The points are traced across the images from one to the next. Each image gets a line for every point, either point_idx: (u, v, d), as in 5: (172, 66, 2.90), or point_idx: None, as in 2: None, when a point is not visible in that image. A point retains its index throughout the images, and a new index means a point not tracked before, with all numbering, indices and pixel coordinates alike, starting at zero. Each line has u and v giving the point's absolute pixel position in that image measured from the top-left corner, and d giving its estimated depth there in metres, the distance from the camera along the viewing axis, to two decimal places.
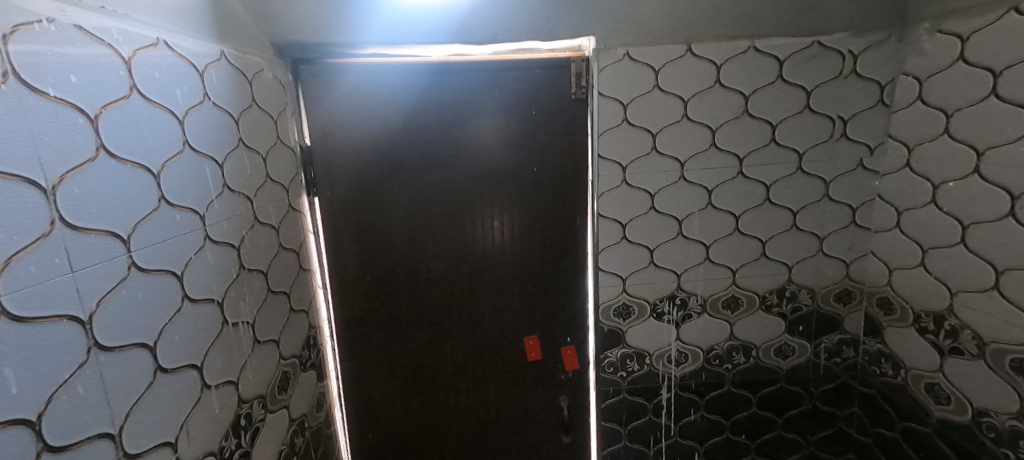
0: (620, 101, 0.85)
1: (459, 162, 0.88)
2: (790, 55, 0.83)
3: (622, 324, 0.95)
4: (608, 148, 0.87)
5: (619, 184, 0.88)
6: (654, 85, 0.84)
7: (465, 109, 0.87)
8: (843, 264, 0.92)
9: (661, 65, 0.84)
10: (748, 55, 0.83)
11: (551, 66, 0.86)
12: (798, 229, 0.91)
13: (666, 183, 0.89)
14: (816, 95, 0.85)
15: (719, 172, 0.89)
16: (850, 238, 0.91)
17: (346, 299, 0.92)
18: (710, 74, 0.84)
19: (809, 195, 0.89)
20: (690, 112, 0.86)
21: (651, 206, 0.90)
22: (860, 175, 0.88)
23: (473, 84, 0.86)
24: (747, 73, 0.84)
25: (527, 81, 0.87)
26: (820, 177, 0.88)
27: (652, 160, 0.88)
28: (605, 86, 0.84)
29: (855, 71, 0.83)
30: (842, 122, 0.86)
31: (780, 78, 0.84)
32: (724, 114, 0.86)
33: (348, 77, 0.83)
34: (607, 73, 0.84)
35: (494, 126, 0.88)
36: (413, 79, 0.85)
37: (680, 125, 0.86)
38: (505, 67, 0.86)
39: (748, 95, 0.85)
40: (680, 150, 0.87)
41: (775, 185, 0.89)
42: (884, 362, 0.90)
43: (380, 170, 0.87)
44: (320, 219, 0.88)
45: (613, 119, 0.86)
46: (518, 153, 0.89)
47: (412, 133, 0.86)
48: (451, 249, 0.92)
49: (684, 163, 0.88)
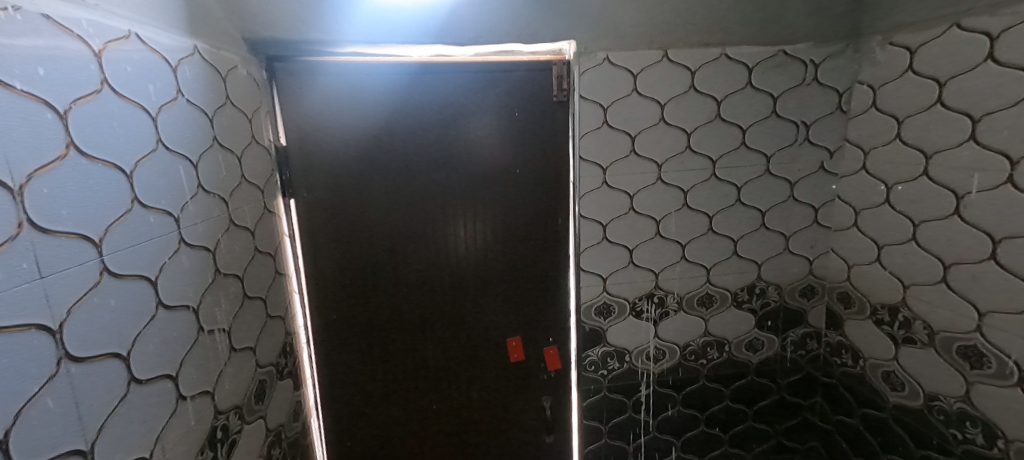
0: (600, 104, 0.87)
1: (441, 164, 0.88)
2: (758, 62, 0.87)
3: (603, 323, 0.97)
4: (588, 151, 0.89)
5: (600, 186, 0.90)
6: (633, 89, 0.87)
7: (447, 111, 0.86)
8: (806, 261, 0.98)
9: (639, 70, 0.86)
10: (720, 62, 0.87)
11: (532, 70, 0.87)
12: (766, 229, 0.96)
13: (644, 185, 0.91)
14: (782, 102, 0.89)
15: (694, 174, 0.92)
16: (813, 237, 0.96)
17: (324, 304, 0.89)
18: (684, 80, 0.87)
19: (776, 196, 0.94)
20: (666, 115, 0.89)
21: (630, 207, 0.92)
22: (821, 177, 0.93)
23: (454, 85, 0.86)
24: (718, 79, 0.88)
25: (508, 83, 0.87)
26: (785, 179, 0.93)
27: (631, 162, 0.90)
28: (585, 90, 0.86)
29: (817, 79, 0.88)
30: (805, 127, 0.91)
31: (749, 85, 0.88)
32: (698, 119, 0.89)
33: (326, 76, 0.81)
34: (588, 76, 0.86)
35: (475, 128, 0.88)
36: (394, 79, 0.83)
37: (658, 128, 0.89)
38: (487, 70, 0.86)
39: (720, 101, 0.89)
40: (657, 152, 0.90)
41: (745, 187, 0.93)
42: (844, 353, 0.96)
43: (359, 172, 0.85)
44: (296, 222, 0.85)
45: (594, 122, 0.88)
46: (499, 156, 0.90)
47: (393, 134, 0.85)
48: (433, 251, 0.91)
49: (661, 165, 0.91)
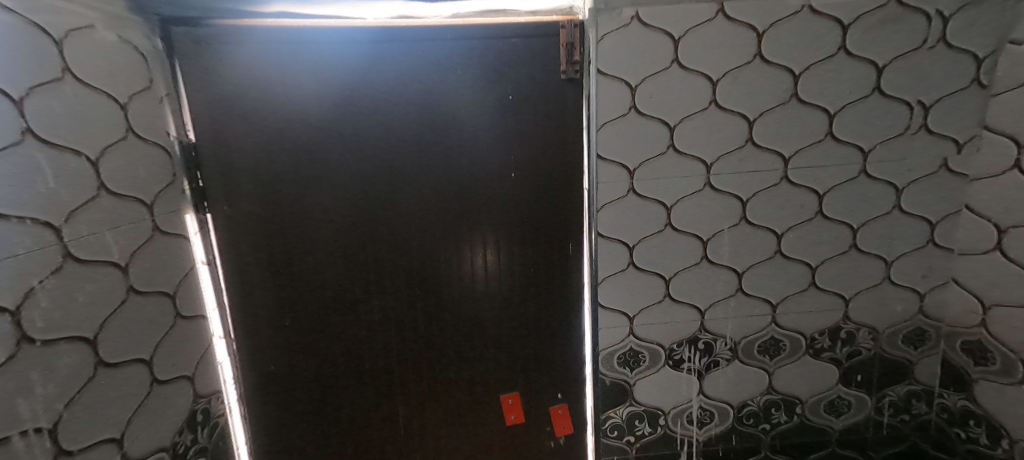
0: (627, 82, 0.63)
1: (411, 166, 0.65)
2: (857, 18, 0.61)
3: (629, 375, 0.73)
4: (610, 147, 0.65)
5: (625, 194, 0.67)
6: (673, 60, 0.63)
7: (417, 94, 0.63)
8: (914, 295, 0.71)
9: (683, 32, 0.62)
10: (801, 18, 0.61)
11: (532, 36, 0.64)
12: (858, 251, 0.70)
13: (686, 193, 0.68)
14: (890, 74, 0.63)
15: (757, 177, 0.67)
16: (926, 263, 0.70)
17: (259, 352, 0.68)
18: (748, 45, 0.62)
19: (873, 207, 0.68)
20: (720, 96, 0.64)
21: (667, 222, 0.68)
22: (941, 179, 0.67)
23: (424, 57, 0.63)
24: (798, 43, 0.62)
25: (499, 55, 0.64)
26: (890, 183, 0.67)
27: (669, 162, 0.66)
28: (605, 61, 0.62)
29: (944, 39, 0.61)
30: (922, 109, 0.64)
31: (843, 50, 0.62)
32: (766, 100, 0.64)
33: (247, 45, 0.59)
34: (609, 42, 0.61)
35: (456, 117, 0.65)
36: (342, 49, 0.61)
37: (707, 114, 0.65)
38: (470, 36, 0.63)
39: (799, 74, 0.63)
40: (706, 148, 0.66)
41: (830, 195, 0.68)
42: (973, 425, 0.70)
43: (297, 176, 0.63)
44: (215, 248, 0.64)
45: (618, 106, 0.64)
46: (489, 154, 0.66)
47: (343, 124, 0.63)
48: (404, 282, 0.69)
49: (711, 166, 0.67)
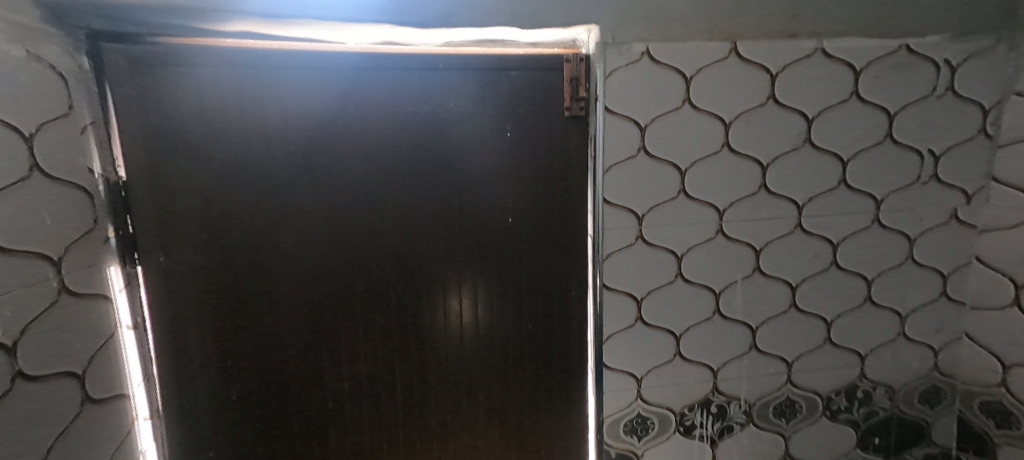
0: (636, 122, 0.58)
1: (396, 210, 0.56)
2: (869, 63, 0.59)
3: (636, 444, 0.65)
4: (618, 191, 0.59)
5: (633, 242, 0.61)
6: (685, 100, 0.58)
7: (403, 130, 0.55)
8: (929, 351, 0.67)
9: (695, 71, 0.57)
10: (814, 61, 0.58)
11: (532, 69, 0.58)
12: (873, 304, 0.66)
13: (698, 241, 0.62)
14: (901, 121, 0.61)
15: (770, 226, 0.63)
16: (940, 317, 0.66)
17: (197, 436, 0.55)
18: (761, 86, 0.58)
19: (886, 258, 0.65)
20: (732, 139, 0.60)
21: (678, 273, 0.62)
22: (952, 230, 0.64)
23: (412, 88, 0.55)
24: (811, 87, 0.59)
25: (496, 88, 0.57)
26: (902, 234, 0.64)
27: (679, 208, 0.61)
28: (613, 98, 0.57)
29: (952, 88, 0.60)
30: (933, 158, 0.62)
31: (856, 95, 0.59)
32: (779, 145, 0.60)
33: (199, 68, 0.49)
34: (617, 79, 0.56)
35: (448, 156, 0.57)
36: (316, 76, 0.52)
37: (719, 158, 0.60)
38: (465, 67, 0.56)
39: (812, 119, 0.60)
40: (718, 194, 0.61)
41: (843, 245, 0.64)
42: None
43: (259, 221, 0.53)
44: (144, 311, 0.51)
45: (626, 147, 0.58)
46: (483, 197, 0.59)
47: (317, 161, 0.53)
48: (381, 345, 0.59)
49: (724, 212, 0.62)
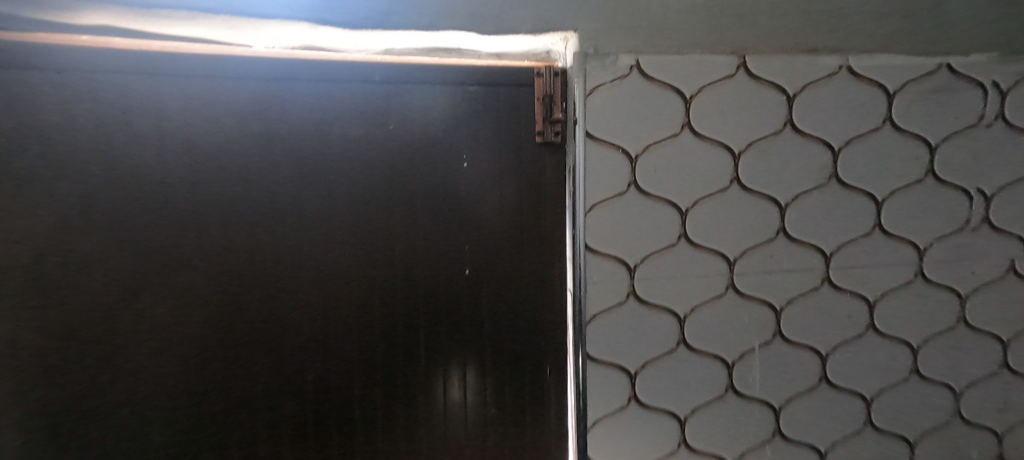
0: (625, 151, 0.46)
1: (312, 263, 0.44)
2: (904, 85, 0.48)
3: None
4: (603, 237, 0.47)
5: (624, 300, 0.48)
6: (684, 125, 0.47)
7: (326, 158, 0.44)
8: (993, 437, 0.54)
9: (696, 89, 0.47)
10: (838, 80, 0.48)
11: (494, 84, 0.46)
12: (921, 379, 0.53)
13: (704, 299, 0.50)
14: (944, 155, 0.50)
15: (792, 280, 0.51)
16: (1003, 395, 0.54)
17: None
18: (777, 110, 0.48)
19: (935, 321, 0.53)
20: (743, 173, 0.49)
21: (680, 339, 0.50)
22: (1011, 287, 0.53)
23: (338, 104, 0.43)
24: (837, 112, 0.48)
25: (448, 106, 0.45)
26: (952, 291, 0.52)
27: (679, 258, 0.49)
28: (596, 122, 0.46)
29: (1002, 116, 0.50)
30: (983, 199, 0.51)
31: (889, 123, 0.49)
32: (800, 181, 0.49)
33: (48, 73, 0.38)
34: (601, 98, 0.46)
35: (386, 193, 0.45)
36: (209, 89, 0.41)
37: (727, 196, 0.49)
38: (408, 80, 0.45)
39: (839, 150, 0.49)
40: (728, 240, 0.50)
41: (882, 305, 0.52)
42: None
43: (128, 274, 0.41)
44: None
45: (614, 182, 0.47)
46: (429, 246, 0.46)
47: (209, 199, 0.42)
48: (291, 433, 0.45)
49: (735, 262, 0.50)
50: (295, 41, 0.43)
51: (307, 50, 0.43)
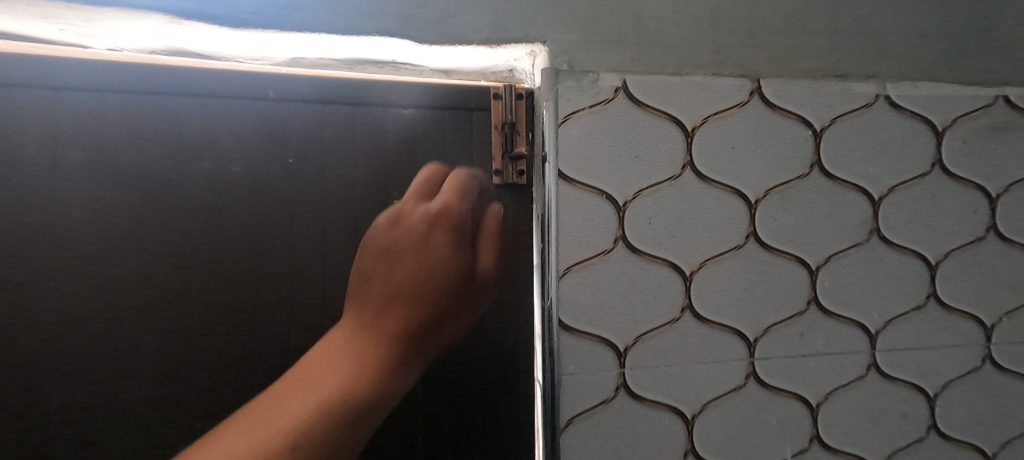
0: (611, 198, 0.36)
1: (194, 365, 0.35)
2: (954, 120, 0.39)
3: None
4: (583, 312, 0.36)
5: (612, 396, 0.36)
6: (685, 165, 0.36)
7: (196, 198, 0.34)
8: None
9: (699, 120, 0.36)
10: (873, 113, 0.38)
11: (436, 108, 0.36)
12: None
13: (717, 393, 0.38)
14: (1008, 207, 0.40)
15: (830, 366, 0.39)
16: None
17: None
18: (801, 148, 0.38)
19: (1012, 418, 0.41)
20: (762, 226, 0.38)
21: (688, 448, 0.37)
22: None
23: (218, 130, 0.34)
24: (874, 153, 0.38)
25: (372, 135, 0.35)
26: None
27: (684, 339, 0.37)
28: (571, 160, 0.35)
29: None
30: None
31: (940, 166, 0.39)
32: (834, 239, 0.38)
33: None
34: (576, 128, 0.35)
35: (294, 252, 0.36)
36: (34, 101, 0.32)
37: (743, 256, 0.38)
38: (315, 100, 0.35)
39: (880, 200, 0.39)
40: (746, 314, 0.38)
41: (945, 399, 0.40)
42: None
43: None
44: None
45: (596, 239, 0.36)
46: (358, 358, 0.37)
47: (50, 259, 0.33)
48: None
49: (756, 343, 0.38)
50: (158, 42, 0.33)
51: (175, 55, 0.34)
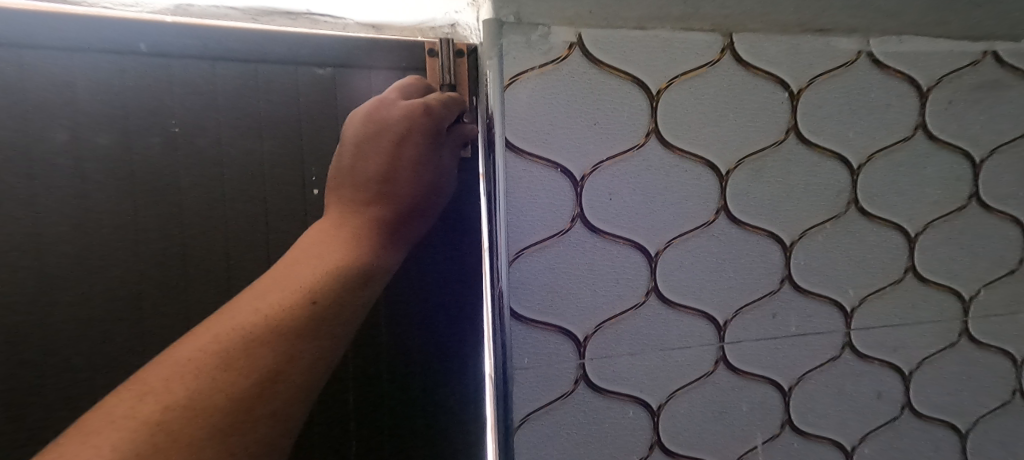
0: (566, 171, 0.32)
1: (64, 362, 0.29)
2: (940, 79, 0.36)
3: None
4: (536, 298, 0.32)
5: (570, 390, 0.33)
6: (650, 133, 0.32)
7: (57, 169, 0.29)
8: None
9: (665, 80, 0.32)
10: (855, 72, 0.35)
11: (349, 62, 0.32)
12: None
13: (686, 381, 0.35)
14: (992, 174, 0.37)
15: (803, 348, 0.37)
16: None
17: None
18: (776, 112, 0.34)
19: (987, 394, 0.40)
20: (734, 200, 0.34)
21: (654, 440, 0.35)
22: None
23: (80, 86, 0.29)
24: (855, 117, 0.35)
25: (280, 94, 0.31)
26: (1007, 354, 0.39)
27: (649, 325, 0.34)
28: (520, 129, 0.31)
29: None
30: None
31: (923, 131, 0.36)
32: (810, 212, 0.35)
33: None
34: (525, 91, 0.30)
35: (197, 237, 0.31)
36: None
37: (713, 233, 0.34)
38: (201, 49, 0.30)
39: (859, 168, 0.36)
40: (715, 296, 0.35)
41: (920, 377, 0.38)
42: None
43: None
44: None
45: (550, 217, 0.32)
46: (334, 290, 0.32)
47: None
48: None
49: (726, 326, 0.35)
50: None
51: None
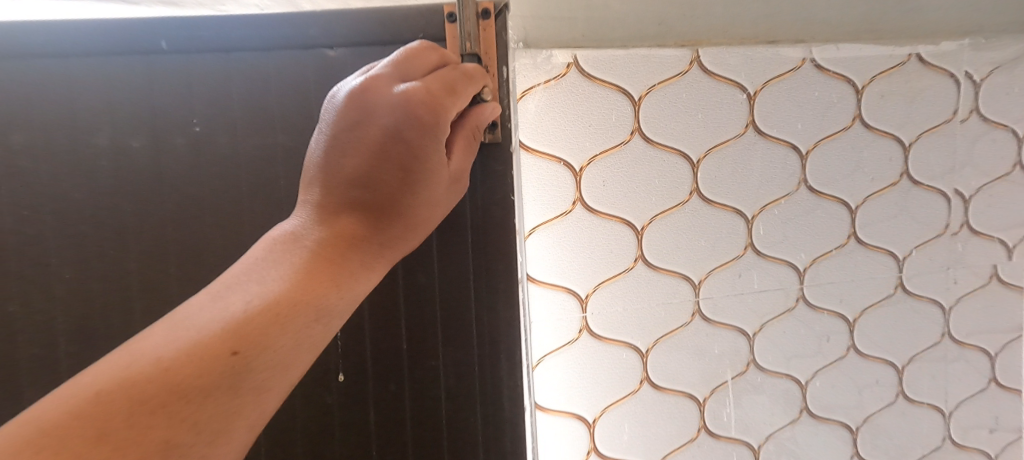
0: (568, 163, 0.40)
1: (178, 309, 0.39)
2: (872, 78, 0.43)
3: None
4: (546, 264, 0.41)
5: (575, 337, 0.42)
6: (634, 131, 0.41)
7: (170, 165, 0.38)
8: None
9: (645, 88, 0.40)
10: (800, 75, 0.42)
11: (360, 45, 0.37)
12: (908, 401, 0.48)
13: (668, 329, 0.44)
14: (919, 154, 0.45)
15: (764, 301, 0.45)
16: (993, 413, 0.49)
17: None
18: (736, 110, 0.42)
19: (920, 337, 0.48)
20: (703, 182, 0.42)
21: (643, 378, 0.44)
22: (995, 295, 0.48)
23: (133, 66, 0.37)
24: (802, 111, 0.43)
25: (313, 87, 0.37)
26: (935, 303, 0.48)
27: (637, 284, 0.43)
28: (531, 131, 0.39)
29: (977, 110, 0.45)
30: (962, 201, 0.47)
31: (859, 121, 0.44)
32: (766, 191, 0.44)
33: None
34: (535, 102, 0.39)
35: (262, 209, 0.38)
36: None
37: (687, 210, 0.43)
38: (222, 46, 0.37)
39: (806, 153, 0.44)
40: (690, 260, 0.43)
41: (862, 324, 0.47)
42: None
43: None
44: None
45: (556, 200, 0.40)
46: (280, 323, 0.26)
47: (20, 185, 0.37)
48: None
49: (700, 285, 0.44)
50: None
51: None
